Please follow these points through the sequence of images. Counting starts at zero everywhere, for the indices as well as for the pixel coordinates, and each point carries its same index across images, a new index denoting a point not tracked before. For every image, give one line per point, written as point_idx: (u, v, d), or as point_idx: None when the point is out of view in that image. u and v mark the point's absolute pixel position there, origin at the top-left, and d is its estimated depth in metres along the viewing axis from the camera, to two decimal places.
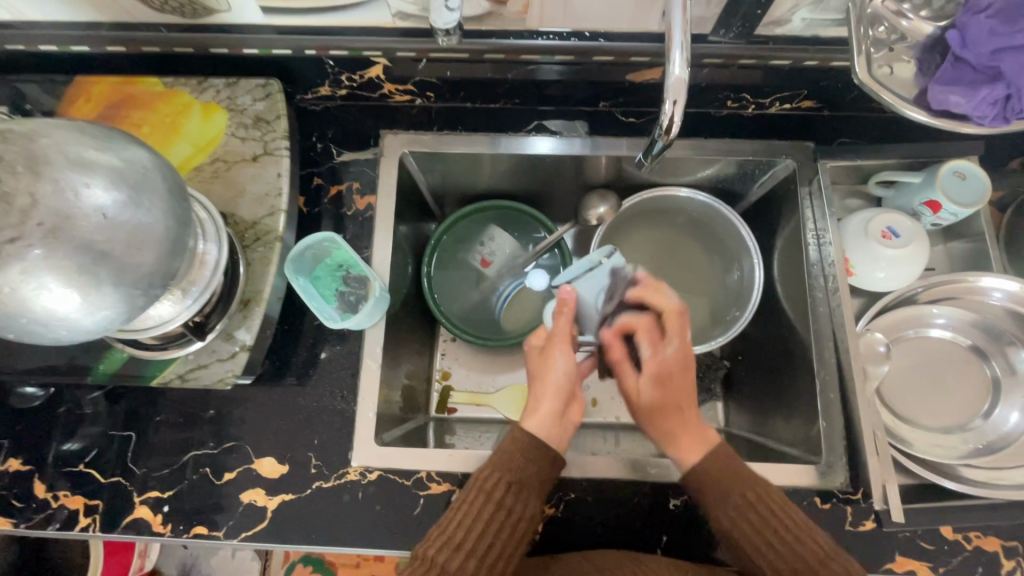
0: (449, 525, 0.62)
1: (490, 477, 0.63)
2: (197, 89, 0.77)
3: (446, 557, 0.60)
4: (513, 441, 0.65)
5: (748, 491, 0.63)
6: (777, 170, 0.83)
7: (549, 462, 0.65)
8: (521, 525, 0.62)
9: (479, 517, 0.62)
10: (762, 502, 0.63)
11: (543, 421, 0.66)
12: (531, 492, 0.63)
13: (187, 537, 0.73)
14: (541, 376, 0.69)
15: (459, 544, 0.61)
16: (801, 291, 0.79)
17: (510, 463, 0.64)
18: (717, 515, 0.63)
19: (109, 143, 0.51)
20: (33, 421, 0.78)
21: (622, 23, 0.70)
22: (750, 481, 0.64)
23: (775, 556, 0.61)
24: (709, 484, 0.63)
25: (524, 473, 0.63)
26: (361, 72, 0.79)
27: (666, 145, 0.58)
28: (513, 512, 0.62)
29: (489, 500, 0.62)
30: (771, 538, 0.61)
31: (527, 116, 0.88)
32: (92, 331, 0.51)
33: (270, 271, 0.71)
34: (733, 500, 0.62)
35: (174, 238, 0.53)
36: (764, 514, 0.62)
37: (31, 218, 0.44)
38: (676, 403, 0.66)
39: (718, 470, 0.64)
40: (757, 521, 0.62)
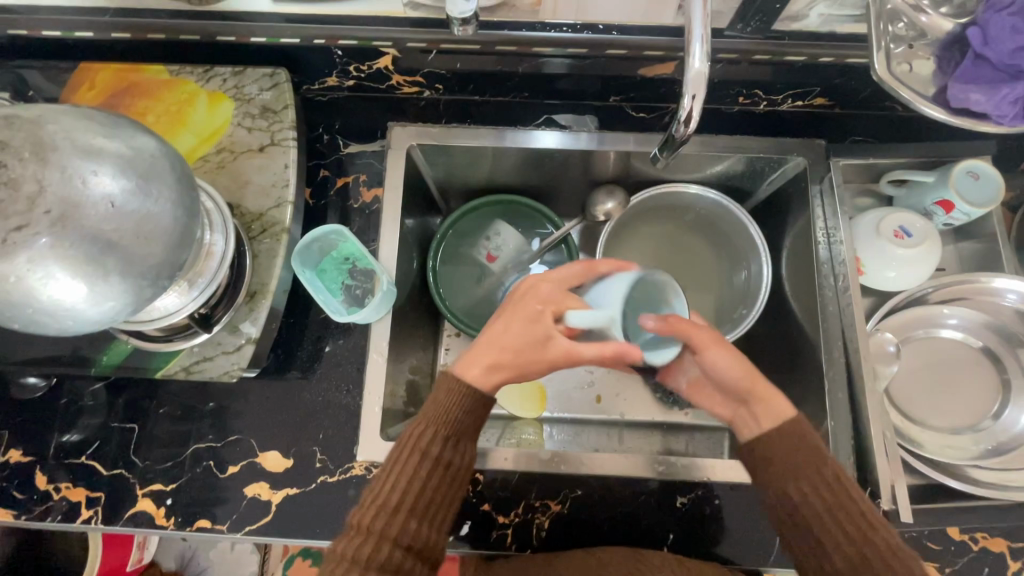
0: (382, 488, 0.59)
1: (425, 432, 0.61)
2: (203, 78, 0.75)
3: (384, 523, 0.57)
4: (447, 394, 0.63)
5: (831, 468, 0.60)
6: (787, 168, 0.83)
7: (485, 408, 0.64)
8: (459, 474, 0.62)
9: (417, 474, 0.60)
10: (841, 484, 0.59)
11: (481, 376, 0.63)
12: (467, 442, 0.63)
13: (191, 530, 0.72)
14: (504, 315, 0.65)
15: (397, 505, 0.58)
16: (810, 289, 0.79)
17: (442, 417, 0.62)
18: (785, 489, 0.60)
19: (116, 131, 0.50)
20: (32, 413, 0.77)
21: (637, 16, 0.68)
22: (829, 462, 0.60)
23: (846, 541, 0.57)
24: (779, 457, 0.61)
25: (458, 425, 0.62)
26: (370, 62, 0.78)
27: (684, 139, 0.56)
28: (449, 463, 0.61)
29: (424, 455, 0.60)
30: (841, 517, 0.57)
31: (536, 110, 0.87)
32: (99, 321, 0.50)
33: (277, 264, 0.70)
34: (807, 479, 0.59)
35: (183, 228, 0.52)
36: (844, 497, 0.58)
37: (38, 206, 0.43)
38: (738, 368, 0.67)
39: (792, 448, 0.61)
40: (832, 501, 0.58)
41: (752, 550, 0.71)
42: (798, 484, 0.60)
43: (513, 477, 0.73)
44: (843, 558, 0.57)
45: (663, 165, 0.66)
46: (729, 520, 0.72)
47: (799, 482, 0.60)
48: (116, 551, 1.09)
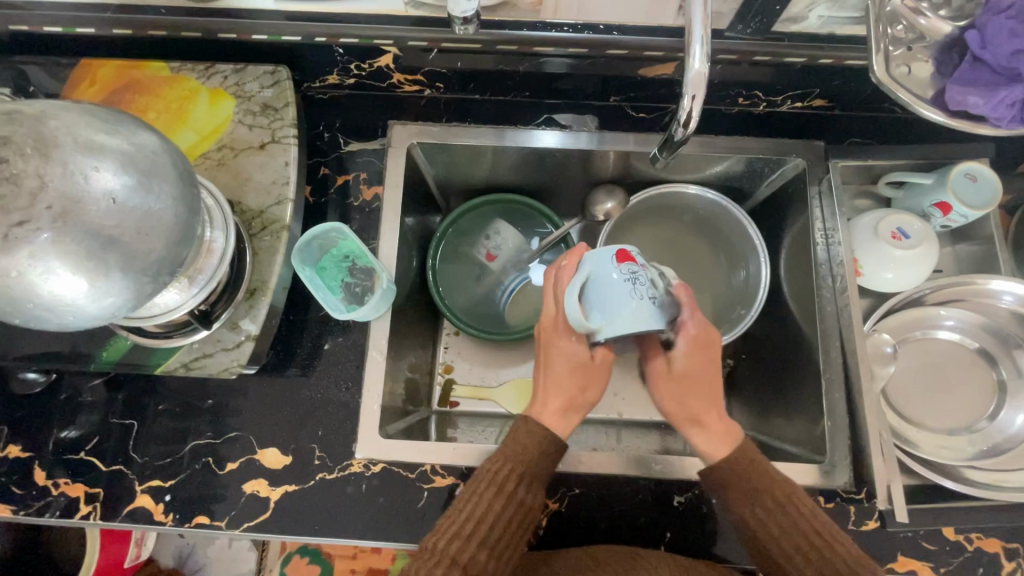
0: (457, 515, 0.63)
1: (503, 469, 0.64)
2: (204, 75, 0.75)
3: (457, 549, 0.60)
4: (526, 434, 0.66)
5: (780, 489, 0.62)
6: (786, 169, 0.83)
7: (559, 451, 0.66)
8: (531, 514, 0.64)
9: (491, 508, 0.62)
10: (791, 502, 0.61)
11: (557, 416, 0.67)
12: (540, 484, 0.65)
13: (189, 527, 0.72)
14: (545, 361, 0.69)
15: (470, 535, 0.61)
16: (808, 290, 0.79)
17: (522, 456, 0.64)
18: (741, 514, 0.62)
19: (118, 127, 0.50)
20: (31, 408, 0.77)
21: (637, 16, 0.69)
22: (776, 480, 0.62)
23: (804, 563, 0.59)
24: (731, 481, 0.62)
25: (536, 466, 0.65)
26: (371, 60, 0.78)
27: (684, 139, 0.56)
28: (524, 503, 0.63)
29: (501, 492, 0.63)
30: (796, 537, 0.60)
31: (537, 109, 0.87)
32: (99, 317, 0.51)
33: (277, 261, 0.70)
34: (759, 501, 0.61)
35: (183, 225, 0.52)
36: (795, 517, 0.61)
37: (40, 201, 0.43)
38: (700, 378, 0.65)
39: (748, 468, 0.63)
40: (784, 523, 0.60)
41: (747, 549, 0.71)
42: (751, 509, 0.62)
43: None
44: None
45: (663, 165, 0.66)
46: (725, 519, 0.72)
47: (752, 508, 0.61)
48: (114, 547, 1.09)
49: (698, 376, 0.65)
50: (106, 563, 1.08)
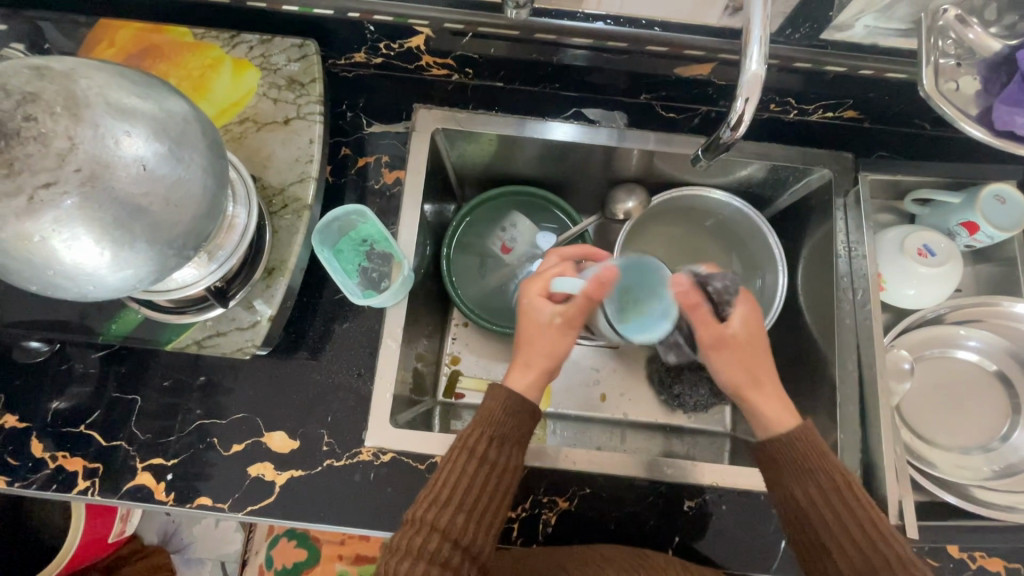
0: (434, 484, 0.63)
1: (474, 433, 0.65)
2: (229, 44, 0.73)
3: (435, 515, 0.60)
4: (494, 400, 0.67)
5: (834, 478, 0.62)
6: (812, 179, 0.83)
7: (529, 417, 0.68)
8: (506, 477, 0.64)
9: (466, 472, 0.63)
10: (845, 488, 0.62)
11: (528, 380, 0.70)
12: (513, 444, 0.66)
13: (190, 508, 0.71)
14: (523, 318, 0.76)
15: (446, 500, 0.61)
16: (828, 303, 0.80)
17: (492, 419, 0.66)
18: (791, 490, 0.63)
19: (148, 91, 0.47)
20: (30, 378, 0.75)
21: (681, 13, 0.67)
22: (833, 465, 0.63)
23: (850, 549, 0.60)
24: (787, 453, 0.64)
25: (506, 427, 0.66)
26: (402, 40, 0.76)
27: (732, 141, 0.55)
28: (498, 465, 0.64)
29: (474, 455, 0.64)
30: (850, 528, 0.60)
31: (565, 102, 0.85)
32: (119, 288, 0.48)
33: (297, 240, 0.68)
34: (813, 480, 0.62)
35: (211, 197, 0.50)
36: (840, 508, 0.61)
37: (69, 163, 0.41)
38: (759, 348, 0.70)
39: (805, 449, 0.64)
40: (835, 505, 0.61)
41: (752, 556, 0.71)
42: (805, 487, 0.62)
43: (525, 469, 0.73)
44: (845, 560, 0.60)
45: (703, 165, 0.65)
46: (734, 525, 0.72)
47: (807, 486, 0.62)
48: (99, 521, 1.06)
49: (754, 351, 0.70)
50: (93, 535, 1.06)
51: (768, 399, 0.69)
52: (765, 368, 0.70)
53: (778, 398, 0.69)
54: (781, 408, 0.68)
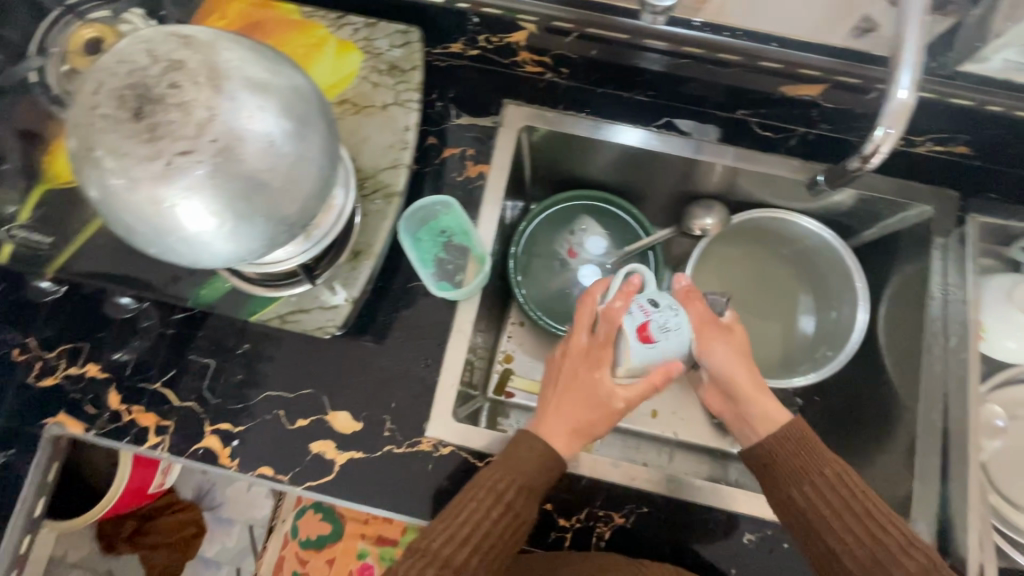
0: (453, 521, 0.62)
1: (502, 478, 0.64)
2: (335, 25, 0.73)
3: (449, 552, 0.61)
4: (525, 446, 0.66)
5: (827, 468, 0.64)
6: (908, 215, 0.79)
7: (556, 473, 0.67)
8: (524, 526, 0.64)
9: (489, 515, 0.63)
10: (842, 481, 0.63)
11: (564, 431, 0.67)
12: (536, 497, 0.65)
13: (252, 476, 0.73)
14: (562, 383, 0.69)
15: (463, 539, 0.62)
16: (914, 346, 0.76)
17: (522, 469, 0.65)
18: (790, 493, 0.64)
19: (279, 67, 0.48)
20: (113, 331, 0.77)
21: (805, 30, 0.65)
22: (828, 457, 0.65)
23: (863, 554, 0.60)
24: (782, 458, 0.66)
25: (534, 480, 0.65)
26: (503, 35, 0.75)
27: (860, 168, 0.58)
28: (519, 515, 0.64)
29: (499, 503, 0.63)
30: (851, 525, 0.61)
31: (660, 110, 0.83)
32: (228, 259, 0.49)
33: (386, 226, 0.68)
34: (808, 480, 0.64)
35: (325, 178, 0.50)
36: (835, 495, 0.62)
37: (206, 132, 0.41)
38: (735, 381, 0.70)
39: (791, 447, 0.66)
40: (835, 502, 0.62)
41: None
42: (800, 487, 0.64)
43: (582, 479, 0.72)
44: (855, 559, 0.60)
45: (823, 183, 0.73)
46: (792, 563, 0.70)
47: (802, 485, 0.64)
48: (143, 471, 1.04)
49: (732, 371, 0.69)
50: (136, 483, 1.02)
51: (761, 408, 0.68)
52: (746, 379, 0.69)
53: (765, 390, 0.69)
54: (770, 413, 0.68)
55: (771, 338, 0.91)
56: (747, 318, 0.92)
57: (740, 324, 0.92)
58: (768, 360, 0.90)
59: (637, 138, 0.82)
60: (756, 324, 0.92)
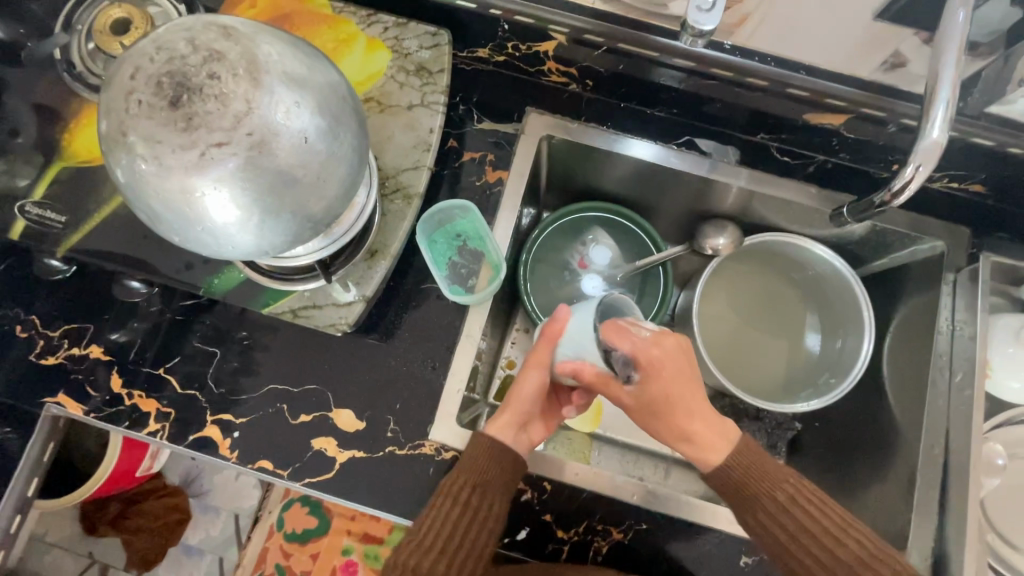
0: (420, 530, 0.66)
1: (458, 480, 0.67)
2: (365, 22, 0.73)
3: (417, 560, 0.65)
4: (477, 447, 0.68)
5: (780, 492, 0.68)
6: (920, 249, 0.80)
7: (513, 464, 0.68)
8: (489, 523, 0.67)
9: (449, 518, 0.66)
10: (793, 502, 0.67)
11: (506, 424, 0.71)
12: (496, 493, 0.67)
13: (251, 468, 0.72)
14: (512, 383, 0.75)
15: (429, 545, 0.65)
16: (919, 379, 0.77)
17: (475, 467, 0.67)
18: (747, 519, 0.67)
19: (316, 63, 0.47)
20: (119, 314, 0.76)
21: (835, 61, 0.65)
22: (780, 483, 0.68)
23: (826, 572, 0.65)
24: (735, 488, 0.68)
25: (489, 474, 0.67)
26: (533, 43, 0.75)
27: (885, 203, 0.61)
28: (480, 511, 0.66)
29: (457, 503, 0.66)
30: (812, 547, 0.66)
31: (680, 129, 0.84)
32: (252, 252, 0.49)
33: (405, 227, 0.68)
34: (762, 506, 0.67)
35: (353, 177, 0.50)
36: (792, 518, 0.66)
37: (243, 126, 0.41)
38: (671, 399, 0.65)
39: (740, 471, 0.68)
40: (790, 524, 0.66)
41: None
42: (756, 513, 0.67)
43: (583, 492, 0.71)
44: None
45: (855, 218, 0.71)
46: None
47: (758, 512, 0.67)
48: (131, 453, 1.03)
49: (668, 405, 0.66)
50: (122, 466, 1.01)
51: (705, 427, 0.68)
52: (686, 402, 0.66)
53: (704, 408, 0.68)
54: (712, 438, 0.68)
55: (773, 362, 0.92)
56: (752, 341, 0.93)
57: (744, 346, 0.92)
58: (769, 384, 0.90)
59: (645, 151, 0.82)
60: (760, 347, 0.92)
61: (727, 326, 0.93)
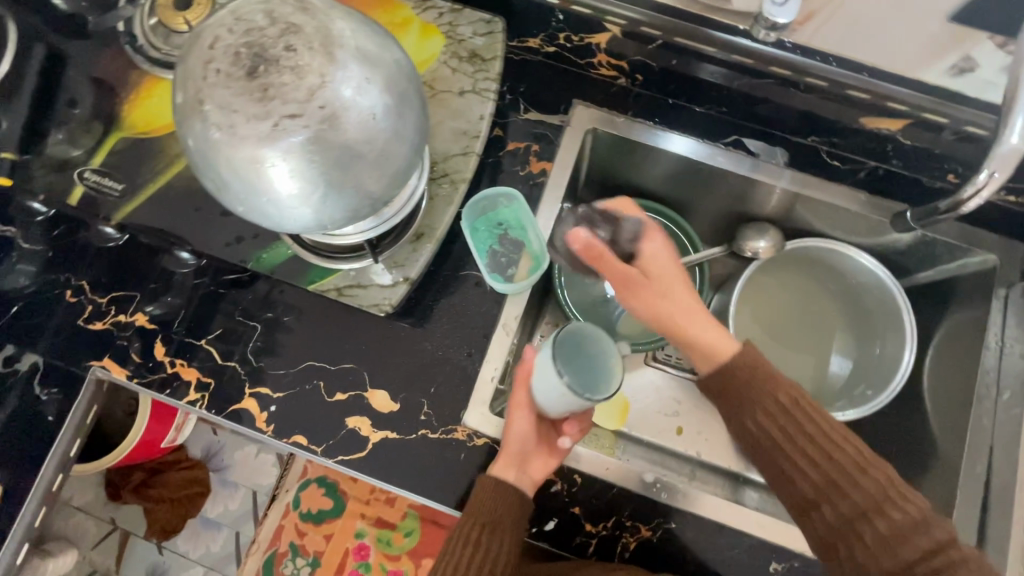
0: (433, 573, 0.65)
1: (467, 523, 0.66)
2: (420, 6, 0.73)
3: None
4: (480, 489, 0.67)
5: (778, 397, 0.63)
6: (970, 262, 0.78)
7: (519, 505, 0.66)
8: (500, 565, 0.65)
9: (460, 562, 0.65)
10: (795, 407, 0.62)
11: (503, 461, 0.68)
12: (505, 533, 0.66)
13: (286, 443, 0.73)
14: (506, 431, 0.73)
15: None
16: (963, 394, 0.75)
17: (482, 508, 0.66)
18: (745, 422, 0.64)
19: (387, 43, 0.48)
20: (165, 284, 0.78)
21: (898, 62, 0.64)
22: (783, 385, 0.63)
23: (837, 495, 0.59)
24: (731, 384, 0.65)
25: (496, 515, 0.65)
26: (586, 35, 0.76)
27: (949, 208, 0.64)
28: (491, 554, 0.65)
29: (467, 546, 0.65)
30: (813, 459, 0.60)
31: (728, 128, 0.82)
32: (308, 227, 0.50)
33: (451, 212, 0.69)
34: (760, 407, 0.63)
35: (413, 158, 0.51)
36: (791, 422, 0.62)
37: (316, 99, 0.42)
38: (655, 279, 0.68)
39: (737, 370, 0.65)
40: (789, 427, 0.62)
41: None
42: (754, 413, 0.64)
43: (614, 487, 0.71)
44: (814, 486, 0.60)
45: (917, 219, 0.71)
46: None
47: (756, 412, 0.64)
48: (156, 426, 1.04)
49: (660, 284, 0.68)
50: (149, 437, 1.02)
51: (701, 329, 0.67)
52: (674, 288, 0.68)
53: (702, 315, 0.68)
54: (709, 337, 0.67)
55: (806, 370, 0.90)
56: (785, 348, 0.91)
57: (778, 353, 0.91)
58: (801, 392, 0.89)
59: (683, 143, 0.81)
60: (794, 355, 0.91)
61: (761, 331, 0.92)
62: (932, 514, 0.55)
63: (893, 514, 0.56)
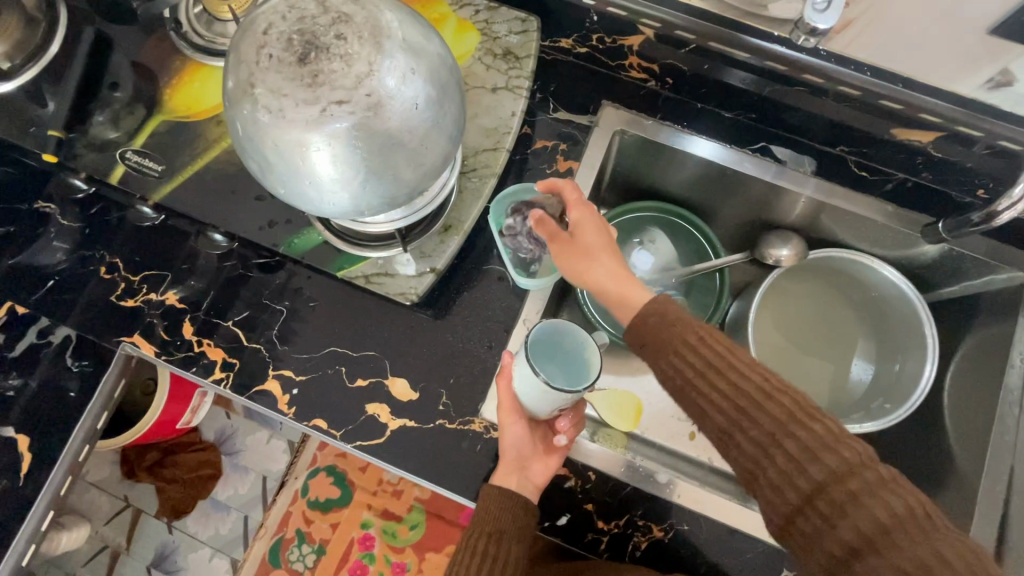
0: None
1: (474, 531, 0.67)
2: (457, 3, 0.75)
3: None
4: (484, 498, 0.67)
5: (689, 334, 0.57)
6: (997, 279, 0.78)
7: (524, 510, 0.66)
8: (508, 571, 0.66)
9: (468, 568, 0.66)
10: (705, 344, 0.56)
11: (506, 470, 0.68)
12: (513, 539, 0.66)
13: (306, 426, 0.74)
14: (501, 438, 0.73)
15: None
16: (985, 411, 0.74)
17: (487, 517, 0.66)
18: (663, 367, 0.58)
19: (430, 35, 0.49)
20: (197, 265, 0.80)
21: (936, 74, 0.64)
22: (693, 324, 0.57)
23: (766, 442, 0.52)
24: (649, 325, 0.59)
25: (502, 523, 0.66)
26: (619, 36, 0.77)
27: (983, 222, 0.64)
28: (499, 558, 0.65)
29: (474, 553, 0.66)
30: (743, 403, 0.53)
31: (756, 135, 0.82)
32: (345, 212, 0.51)
33: (479, 205, 0.70)
34: (674, 348, 0.57)
35: (450, 148, 0.52)
36: (705, 358, 0.55)
37: (362, 87, 0.43)
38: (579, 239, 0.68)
39: (661, 316, 0.59)
40: (702, 365, 0.55)
41: None
42: (668, 356, 0.57)
43: (627, 486, 0.72)
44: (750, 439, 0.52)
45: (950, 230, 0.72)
46: None
47: (670, 354, 0.57)
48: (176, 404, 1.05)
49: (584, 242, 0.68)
50: (168, 414, 1.04)
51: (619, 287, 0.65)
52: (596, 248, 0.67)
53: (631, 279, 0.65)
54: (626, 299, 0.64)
55: (825, 381, 0.89)
56: (805, 358, 0.90)
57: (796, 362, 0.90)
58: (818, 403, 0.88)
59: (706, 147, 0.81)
60: (812, 365, 0.90)
61: (782, 341, 0.91)
62: (842, 433, 0.50)
63: (803, 441, 0.50)
